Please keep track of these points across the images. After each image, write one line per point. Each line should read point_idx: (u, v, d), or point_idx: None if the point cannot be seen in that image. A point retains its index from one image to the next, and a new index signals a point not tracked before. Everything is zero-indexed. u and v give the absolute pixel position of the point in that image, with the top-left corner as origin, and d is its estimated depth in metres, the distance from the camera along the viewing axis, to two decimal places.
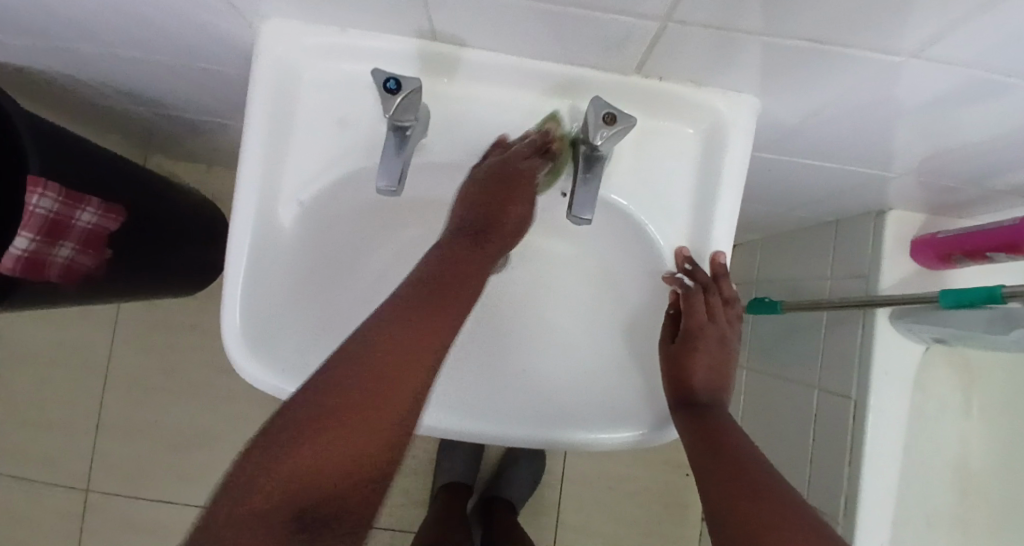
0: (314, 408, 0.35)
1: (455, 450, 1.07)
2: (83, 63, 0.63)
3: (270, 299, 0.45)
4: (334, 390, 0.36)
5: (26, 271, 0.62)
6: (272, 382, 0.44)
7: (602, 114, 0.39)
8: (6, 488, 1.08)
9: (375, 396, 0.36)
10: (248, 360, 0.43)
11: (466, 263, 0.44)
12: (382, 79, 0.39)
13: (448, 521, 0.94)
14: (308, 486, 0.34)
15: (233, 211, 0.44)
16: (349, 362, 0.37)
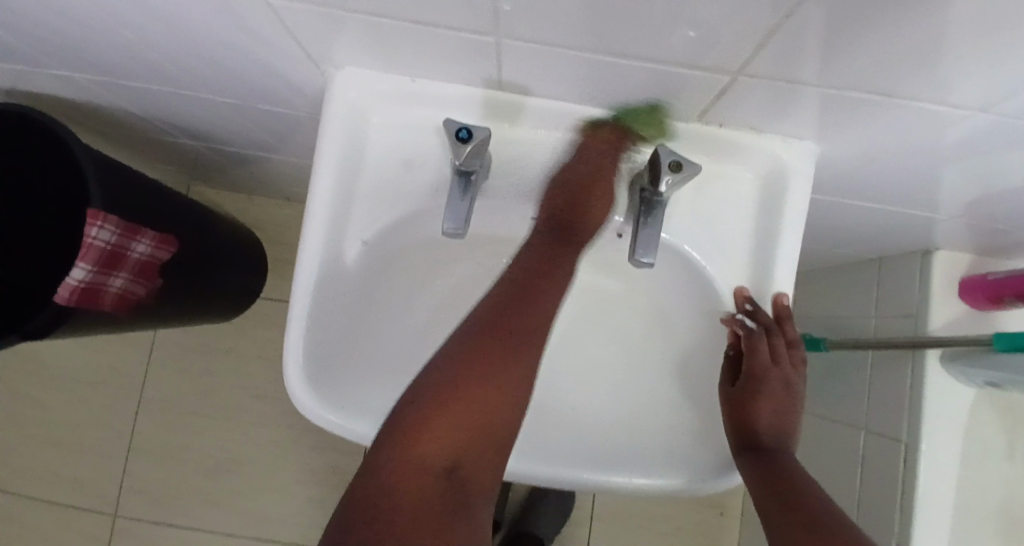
0: (424, 396, 0.42)
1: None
2: (145, 101, 0.65)
3: (331, 335, 0.46)
4: (439, 379, 0.42)
5: (83, 301, 0.63)
6: (328, 416, 0.44)
7: (668, 162, 0.40)
8: (35, 510, 1.08)
9: (471, 382, 0.42)
10: (308, 392, 0.44)
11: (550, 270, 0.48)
12: (454, 128, 0.42)
13: None
14: (430, 461, 0.40)
15: (300, 247, 0.45)
16: (443, 362, 0.43)
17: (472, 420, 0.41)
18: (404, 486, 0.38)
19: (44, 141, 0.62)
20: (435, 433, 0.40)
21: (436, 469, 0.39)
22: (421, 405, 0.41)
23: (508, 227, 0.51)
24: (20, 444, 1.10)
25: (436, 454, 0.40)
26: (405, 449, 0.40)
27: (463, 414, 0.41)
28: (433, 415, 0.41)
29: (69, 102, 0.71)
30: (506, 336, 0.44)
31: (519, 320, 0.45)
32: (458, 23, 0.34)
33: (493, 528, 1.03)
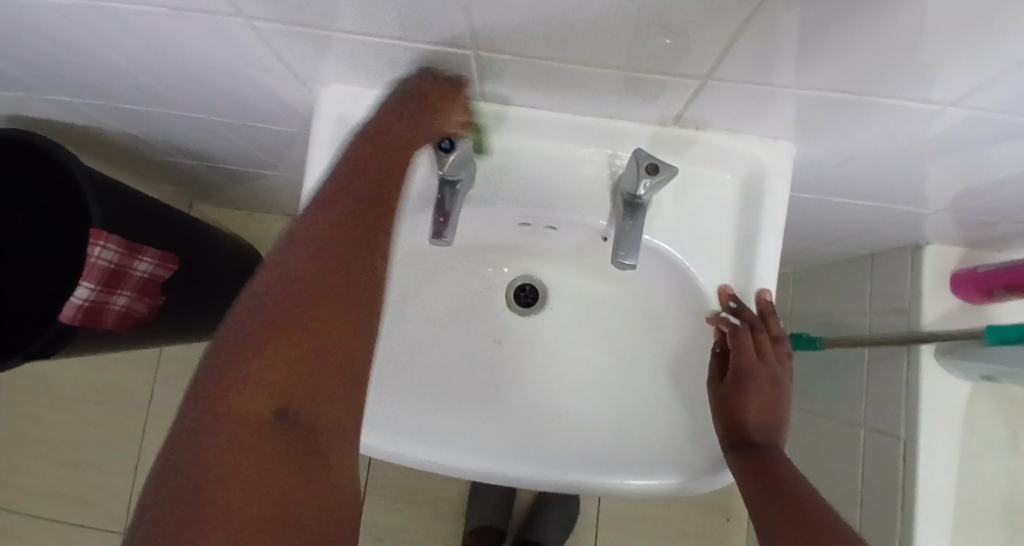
0: (234, 344, 0.37)
1: (486, 493, 1.05)
2: (143, 123, 0.67)
3: None
4: (256, 326, 0.37)
5: (86, 319, 0.65)
6: None
7: (644, 164, 0.40)
8: (44, 531, 1.09)
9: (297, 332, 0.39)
10: None
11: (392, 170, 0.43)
12: (438, 139, 0.42)
13: None
14: (257, 409, 0.36)
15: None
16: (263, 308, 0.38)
17: (298, 369, 0.38)
18: (225, 446, 0.34)
19: (49, 164, 0.65)
20: (256, 386, 0.36)
21: (263, 418, 0.36)
22: (232, 353, 0.36)
23: (498, 234, 0.53)
24: (30, 464, 1.11)
25: (263, 403, 0.36)
26: (222, 407, 0.35)
27: (285, 365, 0.38)
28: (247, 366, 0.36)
29: (71, 127, 0.73)
30: (335, 279, 0.41)
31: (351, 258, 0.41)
32: (436, 39, 0.36)
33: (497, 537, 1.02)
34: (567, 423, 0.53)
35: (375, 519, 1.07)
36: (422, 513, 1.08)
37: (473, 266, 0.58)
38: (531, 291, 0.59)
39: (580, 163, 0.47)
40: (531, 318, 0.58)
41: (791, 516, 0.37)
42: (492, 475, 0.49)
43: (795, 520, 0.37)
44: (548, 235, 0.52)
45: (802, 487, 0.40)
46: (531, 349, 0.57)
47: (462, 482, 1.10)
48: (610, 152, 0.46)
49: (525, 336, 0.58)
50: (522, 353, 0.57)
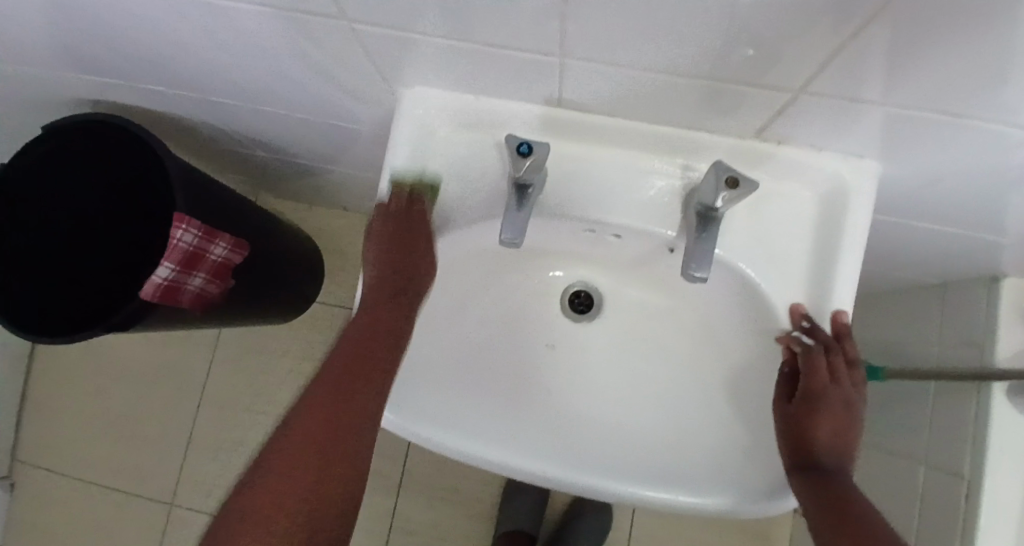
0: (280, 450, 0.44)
1: (520, 496, 1.06)
2: (225, 114, 0.71)
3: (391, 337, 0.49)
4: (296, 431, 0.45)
5: (163, 297, 0.69)
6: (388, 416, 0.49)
7: (724, 178, 0.40)
8: (99, 495, 1.16)
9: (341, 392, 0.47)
10: None
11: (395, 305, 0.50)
12: (516, 142, 0.44)
13: None
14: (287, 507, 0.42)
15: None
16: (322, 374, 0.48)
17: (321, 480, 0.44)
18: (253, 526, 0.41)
19: (131, 148, 0.69)
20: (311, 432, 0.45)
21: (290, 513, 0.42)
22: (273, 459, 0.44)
23: (561, 238, 0.53)
24: (92, 431, 1.18)
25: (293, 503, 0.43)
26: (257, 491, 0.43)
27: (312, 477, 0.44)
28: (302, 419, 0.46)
29: (158, 115, 0.78)
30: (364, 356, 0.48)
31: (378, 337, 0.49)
32: (523, 45, 0.37)
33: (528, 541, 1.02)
34: (618, 432, 0.53)
35: (408, 513, 1.09)
36: (454, 512, 1.09)
37: (531, 270, 0.59)
38: (587, 297, 0.59)
39: (650, 175, 0.47)
40: (588, 324, 0.58)
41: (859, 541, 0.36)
42: (543, 476, 0.49)
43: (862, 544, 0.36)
44: (612, 243, 0.52)
45: (874, 513, 0.39)
46: (585, 356, 0.57)
47: (496, 485, 1.10)
48: (684, 165, 0.46)
49: (580, 342, 0.58)
50: (576, 358, 0.57)
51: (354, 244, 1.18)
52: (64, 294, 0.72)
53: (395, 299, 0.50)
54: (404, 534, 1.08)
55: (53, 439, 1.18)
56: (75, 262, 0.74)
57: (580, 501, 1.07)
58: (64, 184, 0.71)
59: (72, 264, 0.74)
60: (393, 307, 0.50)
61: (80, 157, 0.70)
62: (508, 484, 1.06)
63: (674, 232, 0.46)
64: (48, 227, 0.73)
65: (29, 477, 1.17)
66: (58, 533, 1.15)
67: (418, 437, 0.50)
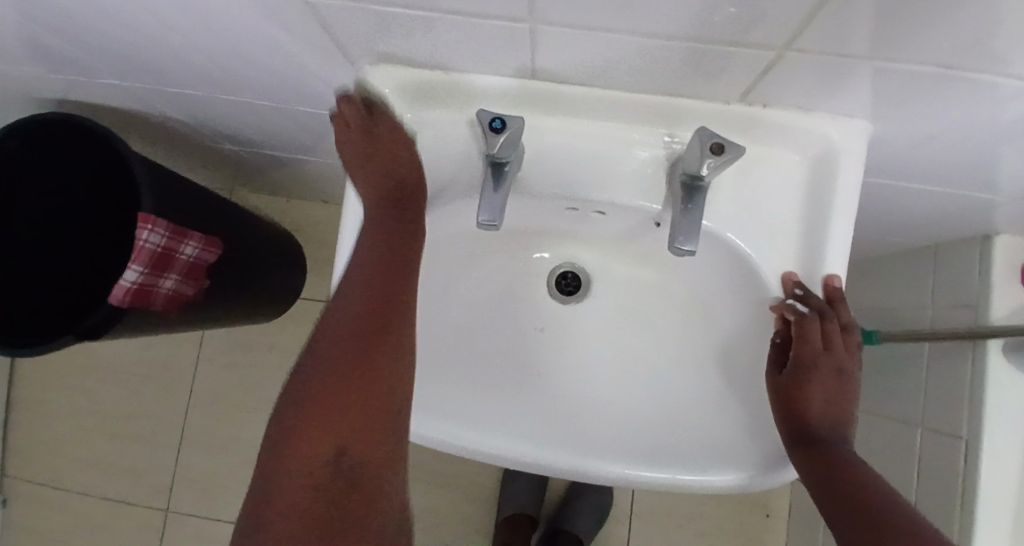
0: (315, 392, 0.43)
1: (520, 480, 1.05)
2: (186, 104, 0.67)
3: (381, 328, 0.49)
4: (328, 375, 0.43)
5: (134, 301, 0.66)
6: None
7: (709, 144, 0.37)
8: (94, 505, 1.14)
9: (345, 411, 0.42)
10: None
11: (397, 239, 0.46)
12: (488, 118, 0.40)
13: None
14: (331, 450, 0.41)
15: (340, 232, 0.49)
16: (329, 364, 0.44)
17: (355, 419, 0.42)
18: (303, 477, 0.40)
19: (91, 144, 0.65)
20: (313, 439, 0.41)
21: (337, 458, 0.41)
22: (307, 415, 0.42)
23: (544, 217, 0.52)
24: (80, 440, 1.16)
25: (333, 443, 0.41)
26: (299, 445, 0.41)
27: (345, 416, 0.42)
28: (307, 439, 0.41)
29: (117, 111, 0.75)
30: (362, 377, 0.43)
31: (377, 359, 0.43)
32: (490, 11, 0.34)
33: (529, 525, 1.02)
34: (611, 414, 0.52)
35: (408, 502, 1.09)
36: (454, 499, 1.09)
37: (515, 252, 0.57)
38: (574, 278, 0.58)
39: (630, 146, 0.45)
40: (577, 305, 0.57)
41: (865, 523, 0.35)
42: (550, 467, 0.48)
43: (866, 515, 0.35)
44: (596, 219, 0.50)
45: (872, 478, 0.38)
46: (573, 338, 0.56)
47: (495, 469, 1.10)
48: (668, 134, 0.44)
49: (568, 324, 0.57)
50: (567, 341, 0.56)
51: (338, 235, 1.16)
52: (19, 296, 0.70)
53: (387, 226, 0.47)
54: None
55: (41, 451, 1.16)
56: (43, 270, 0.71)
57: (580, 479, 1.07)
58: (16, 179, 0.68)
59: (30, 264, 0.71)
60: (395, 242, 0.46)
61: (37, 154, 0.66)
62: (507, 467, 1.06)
63: (659, 205, 0.44)
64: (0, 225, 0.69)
65: (20, 491, 1.15)
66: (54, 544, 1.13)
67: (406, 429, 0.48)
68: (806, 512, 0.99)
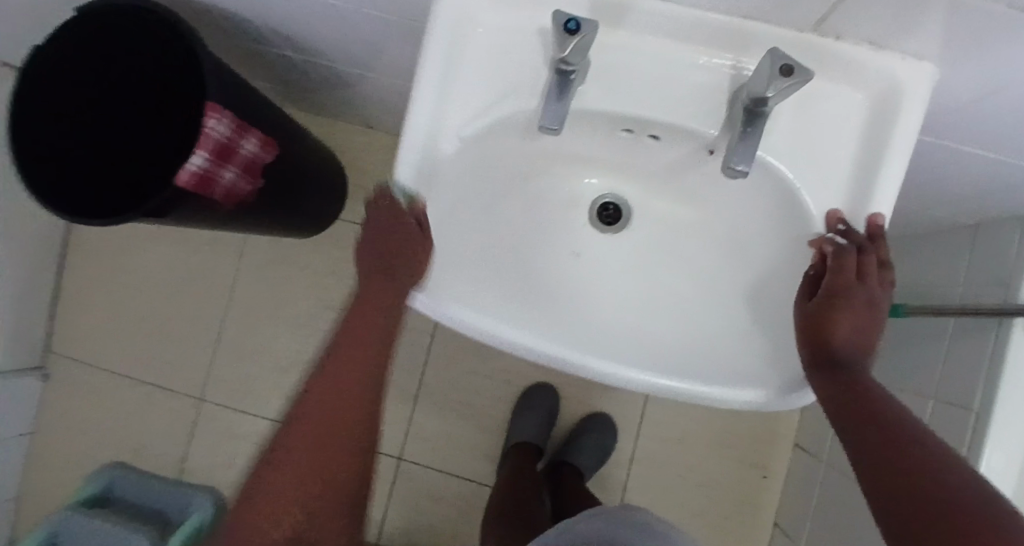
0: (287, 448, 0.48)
1: (530, 412, 1.10)
2: (257, 2, 0.69)
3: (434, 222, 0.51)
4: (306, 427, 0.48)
5: (197, 187, 0.70)
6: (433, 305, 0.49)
7: (778, 66, 0.38)
8: (133, 389, 1.23)
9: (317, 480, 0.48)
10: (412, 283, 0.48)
11: (370, 323, 0.50)
12: (563, 19, 0.41)
13: (522, 478, 0.98)
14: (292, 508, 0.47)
15: (409, 107, 0.48)
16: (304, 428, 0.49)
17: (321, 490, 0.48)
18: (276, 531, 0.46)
19: (146, 27, 0.67)
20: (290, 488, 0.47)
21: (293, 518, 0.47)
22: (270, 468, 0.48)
23: (596, 140, 0.54)
24: (123, 328, 1.24)
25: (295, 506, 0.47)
26: (267, 480, 0.48)
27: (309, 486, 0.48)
28: (307, 440, 0.48)
29: (187, 5, 0.76)
30: (327, 455, 0.48)
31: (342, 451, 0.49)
32: None
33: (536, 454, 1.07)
34: (641, 335, 0.55)
35: (423, 421, 1.15)
36: (466, 422, 1.15)
37: (559, 175, 0.60)
38: (615, 210, 0.60)
39: (695, 70, 0.46)
40: (616, 232, 0.60)
41: (881, 439, 0.37)
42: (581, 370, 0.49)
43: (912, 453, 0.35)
44: (648, 145, 0.52)
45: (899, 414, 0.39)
46: (609, 264, 0.59)
47: (509, 401, 1.15)
48: (734, 62, 0.45)
49: (605, 251, 0.59)
50: (602, 266, 0.59)
51: (381, 161, 1.19)
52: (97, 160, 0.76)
53: (367, 330, 0.50)
54: (418, 440, 1.14)
55: (87, 335, 1.25)
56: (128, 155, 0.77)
57: (586, 420, 1.12)
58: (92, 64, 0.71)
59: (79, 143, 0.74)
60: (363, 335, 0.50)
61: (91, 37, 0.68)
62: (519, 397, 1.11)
63: (716, 131, 0.46)
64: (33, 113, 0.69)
65: (66, 369, 1.24)
66: (95, 418, 1.24)
67: (450, 321, 0.49)
68: (802, 476, 1.03)
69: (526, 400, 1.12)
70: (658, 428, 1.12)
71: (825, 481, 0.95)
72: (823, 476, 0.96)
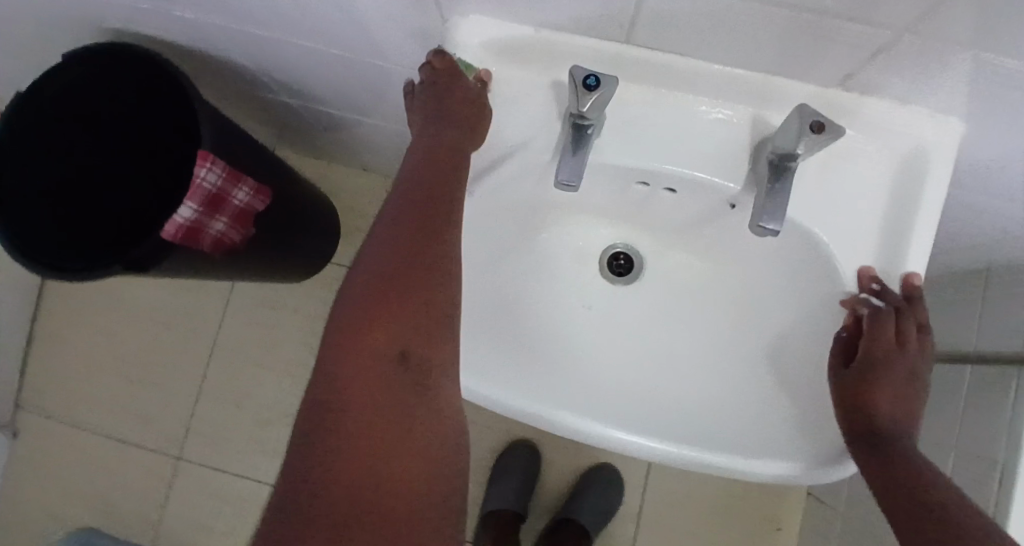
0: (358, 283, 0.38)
1: (508, 477, 1.04)
2: (256, 49, 0.68)
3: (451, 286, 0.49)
4: (377, 263, 0.38)
5: (185, 239, 0.67)
6: None
7: (810, 122, 0.36)
8: (105, 446, 1.15)
9: (384, 314, 0.37)
10: None
11: (443, 157, 0.43)
12: (581, 75, 0.39)
13: None
14: (385, 353, 0.36)
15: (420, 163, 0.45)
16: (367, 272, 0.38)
17: (414, 327, 0.37)
18: (352, 405, 0.34)
19: (130, 65, 0.64)
20: (374, 339, 0.36)
21: (387, 358, 0.36)
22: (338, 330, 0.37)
23: (608, 192, 0.52)
24: (96, 381, 1.17)
25: (389, 348, 0.36)
26: (339, 345, 0.36)
27: (400, 332, 0.37)
28: (375, 280, 0.38)
29: (180, 49, 0.74)
30: (403, 290, 0.37)
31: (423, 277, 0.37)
32: None
33: (514, 521, 1.02)
34: (657, 395, 0.52)
35: None
36: None
37: (567, 225, 0.58)
38: (626, 261, 0.59)
39: (714, 123, 0.45)
40: (628, 285, 0.58)
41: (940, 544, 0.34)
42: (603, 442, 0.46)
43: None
44: (666, 199, 0.50)
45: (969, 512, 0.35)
46: (621, 318, 0.57)
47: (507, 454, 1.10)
48: (753, 114, 0.44)
49: (615, 305, 0.57)
50: (615, 322, 0.57)
51: (375, 203, 1.17)
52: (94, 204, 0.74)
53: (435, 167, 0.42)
54: None
55: (58, 389, 1.17)
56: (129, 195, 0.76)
57: (589, 474, 1.06)
58: (103, 119, 0.70)
59: (59, 187, 0.70)
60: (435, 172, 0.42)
61: (109, 95, 0.68)
62: (499, 461, 1.06)
63: (739, 185, 0.44)
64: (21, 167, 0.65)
65: (33, 426, 1.16)
66: (62, 477, 1.15)
67: (456, 388, 0.46)
68: (815, 531, 0.99)
69: (501, 463, 1.07)
70: (665, 480, 1.07)
71: (840, 538, 0.91)
72: (838, 531, 0.92)
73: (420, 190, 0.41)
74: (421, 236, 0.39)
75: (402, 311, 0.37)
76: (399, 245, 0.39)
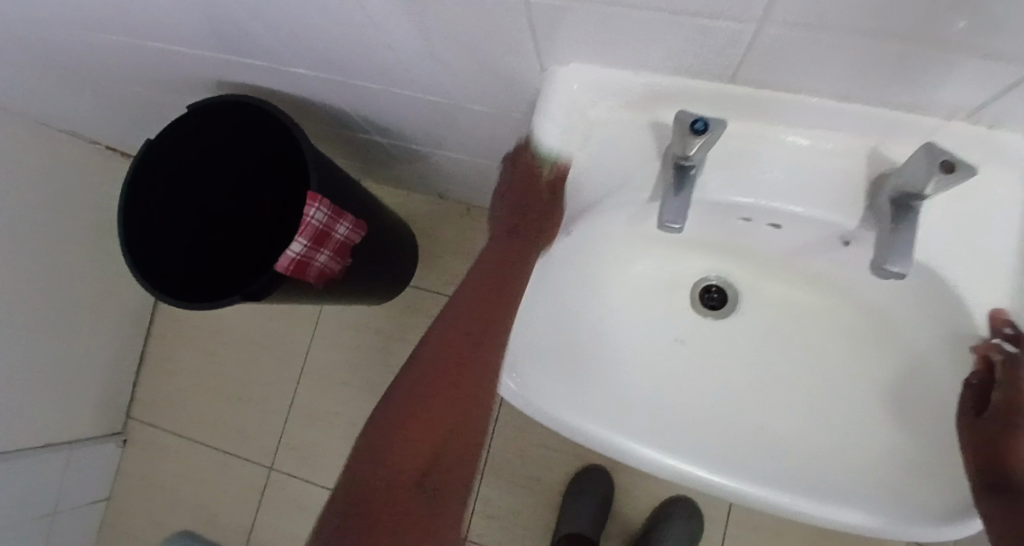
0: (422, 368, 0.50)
1: (579, 499, 1.03)
2: (352, 95, 0.72)
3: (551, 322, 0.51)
4: (432, 360, 0.50)
5: (294, 272, 0.72)
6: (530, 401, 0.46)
7: (940, 162, 0.34)
8: (205, 456, 1.25)
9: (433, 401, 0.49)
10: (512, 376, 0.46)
11: (507, 261, 0.50)
12: (689, 119, 0.39)
13: None
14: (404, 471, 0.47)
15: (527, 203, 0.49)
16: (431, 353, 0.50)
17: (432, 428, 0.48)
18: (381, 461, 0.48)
19: (237, 113, 0.71)
20: (408, 435, 0.48)
21: (406, 483, 0.47)
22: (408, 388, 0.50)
23: (703, 226, 0.52)
24: (198, 394, 1.28)
25: (405, 471, 0.47)
26: (399, 419, 0.49)
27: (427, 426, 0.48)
28: (435, 367, 0.50)
29: (282, 97, 0.81)
30: (443, 400, 0.48)
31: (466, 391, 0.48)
32: (703, 12, 0.33)
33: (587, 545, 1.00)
34: (767, 434, 0.51)
35: (489, 497, 1.10)
36: (534, 501, 1.09)
37: (657, 257, 0.58)
38: (719, 292, 0.59)
39: (826, 157, 0.43)
40: (727, 317, 0.58)
41: None
42: (707, 485, 0.45)
43: None
44: (764, 232, 0.49)
45: None
46: (720, 352, 0.57)
47: None
48: (871, 146, 0.42)
49: (712, 339, 0.57)
50: (716, 355, 0.57)
51: (450, 229, 1.21)
52: (186, 241, 0.79)
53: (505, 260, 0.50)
54: (485, 520, 1.09)
55: (166, 401, 1.29)
56: (216, 240, 0.82)
57: (667, 503, 1.03)
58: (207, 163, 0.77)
59: (161, 217, 0.75)
60: (506, 265, 0.50)
61: (212, 140, 0.74)
62: (572, 483, 1.05)
63: (856, 222, 0.43)
64: (138, 202, 0.71)
65: (144, 434, 1.28)
66: (168, 483, 1.26)
67: (561, 424, 0.47)
68: None
69: (575, 485, 1.06)
70: (749, 515, 1.02)
71: None
72: None
73: (487, 287, 0.50)
74: (469, 363, 0.48)
75: (439, 410, 0.48)
76: (448, 360, 0.49)
